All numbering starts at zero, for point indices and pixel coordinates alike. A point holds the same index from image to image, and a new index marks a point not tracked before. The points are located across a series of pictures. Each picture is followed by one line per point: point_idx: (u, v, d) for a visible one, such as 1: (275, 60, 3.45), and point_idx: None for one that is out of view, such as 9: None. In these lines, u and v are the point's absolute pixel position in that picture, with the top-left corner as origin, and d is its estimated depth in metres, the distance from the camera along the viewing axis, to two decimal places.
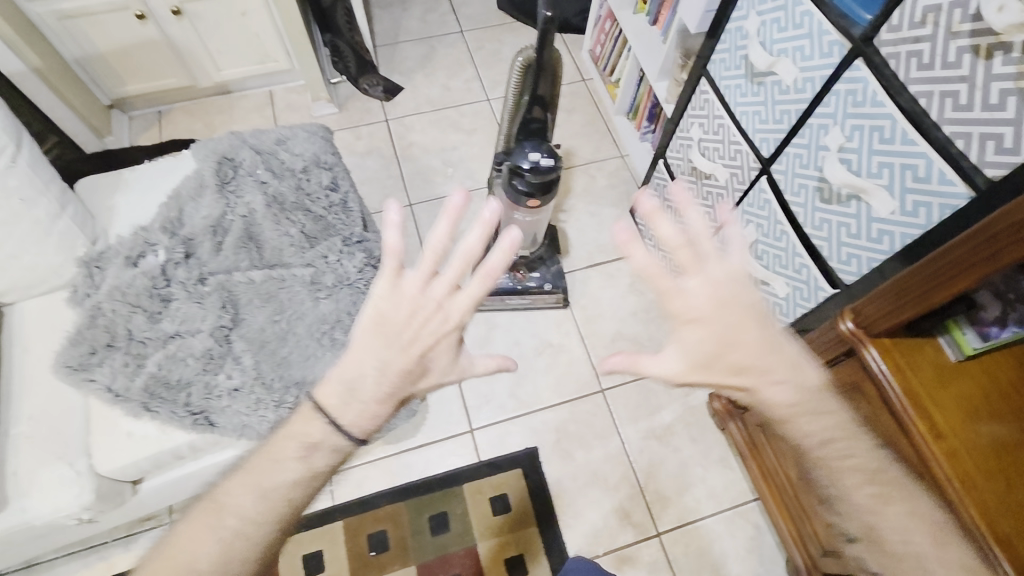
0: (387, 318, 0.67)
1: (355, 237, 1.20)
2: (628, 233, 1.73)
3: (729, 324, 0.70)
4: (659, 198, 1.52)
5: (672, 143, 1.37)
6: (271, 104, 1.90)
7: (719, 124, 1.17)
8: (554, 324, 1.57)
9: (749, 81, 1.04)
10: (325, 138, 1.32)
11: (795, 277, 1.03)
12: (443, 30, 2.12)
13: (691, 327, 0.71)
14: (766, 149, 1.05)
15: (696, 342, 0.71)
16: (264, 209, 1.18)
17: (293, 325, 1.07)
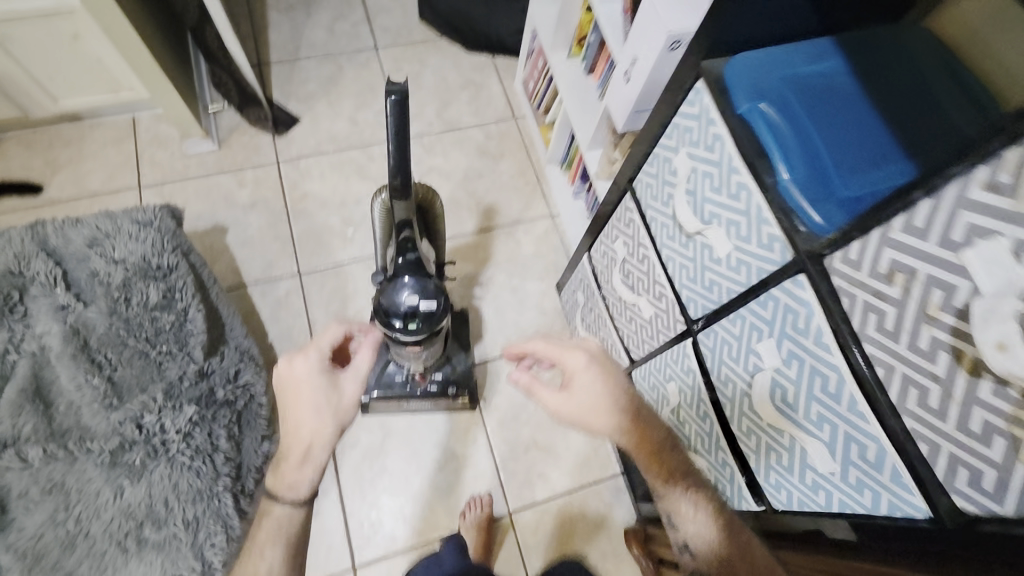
0: (285, 408, 0.82)
1: (189, 378, 0.96)
2: (552, 317, 1.51)
3: (608, 370, 0.81)
4: (580, 294, 1.32)
5: (595, 246, 1.16)
6: (131, 136, 1.55)
7: (643, 254, 0.97)
8: (461, 431, 1.37)
9: (677, 230, 0.85)
10: (160, 229, 1.03)
11: (718, 469, 0.88)
12: (356, 44, 1.77)
13: (582, 381, 0.80)
14: (694, 310, 0.86)
15: (585, 393, 0.79)
16: (60, 346, 0.92)
17: (87, 522, 0.85)
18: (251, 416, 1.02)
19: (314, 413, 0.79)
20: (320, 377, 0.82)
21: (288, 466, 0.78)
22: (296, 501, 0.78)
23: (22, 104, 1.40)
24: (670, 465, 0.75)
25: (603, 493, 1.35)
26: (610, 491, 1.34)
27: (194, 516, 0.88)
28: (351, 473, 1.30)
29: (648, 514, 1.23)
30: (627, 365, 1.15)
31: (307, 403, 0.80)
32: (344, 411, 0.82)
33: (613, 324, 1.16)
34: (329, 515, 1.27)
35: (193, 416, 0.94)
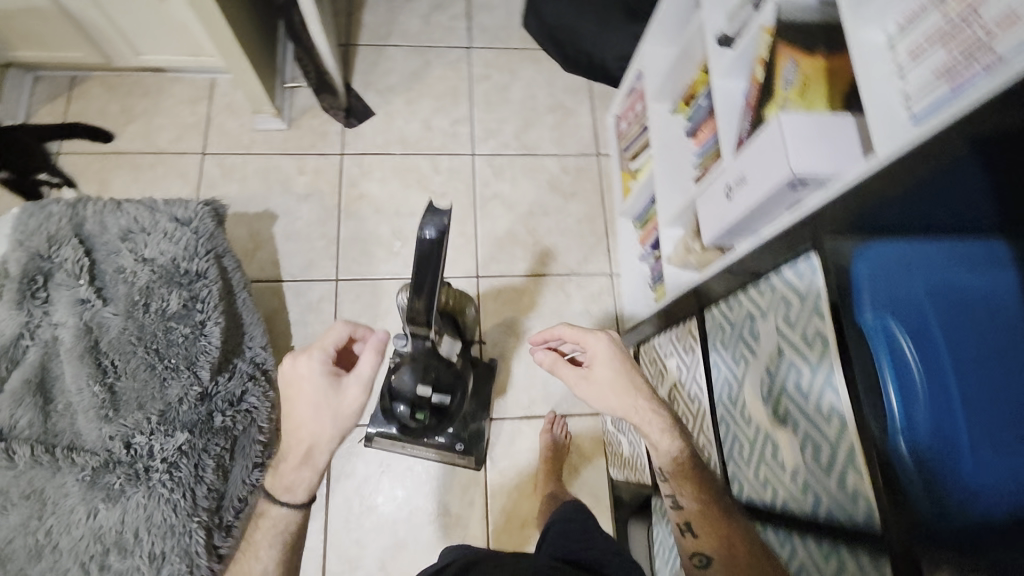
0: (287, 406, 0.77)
1: (187, 400, 0.93)
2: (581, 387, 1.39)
3: (624, 361, 0.89)
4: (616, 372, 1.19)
5: (654, 344, 1.06)
6: (206, 99, 1.52)
7: (694, 394, 0.85)
8: (460, 486, 1.29)
9: (739, 402, 0.73)
10: (198, 231, 1.00)
11: None
12: (449, 40, 1.65)
13: (597, 362, 0.89)
14: (739, 491, 0.75)
15: (602, 377, 0.88)
16: (70, 342, 0.90)
17: (56, 533, 0.83)
18: (244, 446, 0.98)
19: (315, 413, 0.74)
20: (322, 377, 0.75)
21: (288, 465, 0.76)
22: (294, 502, 0.78)
23: (104, 49, 1.38)
24: (666, 441, 0.80)
25: None
26: None
27: (161, 550, 0.86)
28: (337, 505, 1.26)
29: None
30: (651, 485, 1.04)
31: (307, 405, 0.74)
32: (346, 417, 0.75)
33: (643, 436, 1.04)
34: (309, 539, 1.23)
35: (182, 444, 0.91)
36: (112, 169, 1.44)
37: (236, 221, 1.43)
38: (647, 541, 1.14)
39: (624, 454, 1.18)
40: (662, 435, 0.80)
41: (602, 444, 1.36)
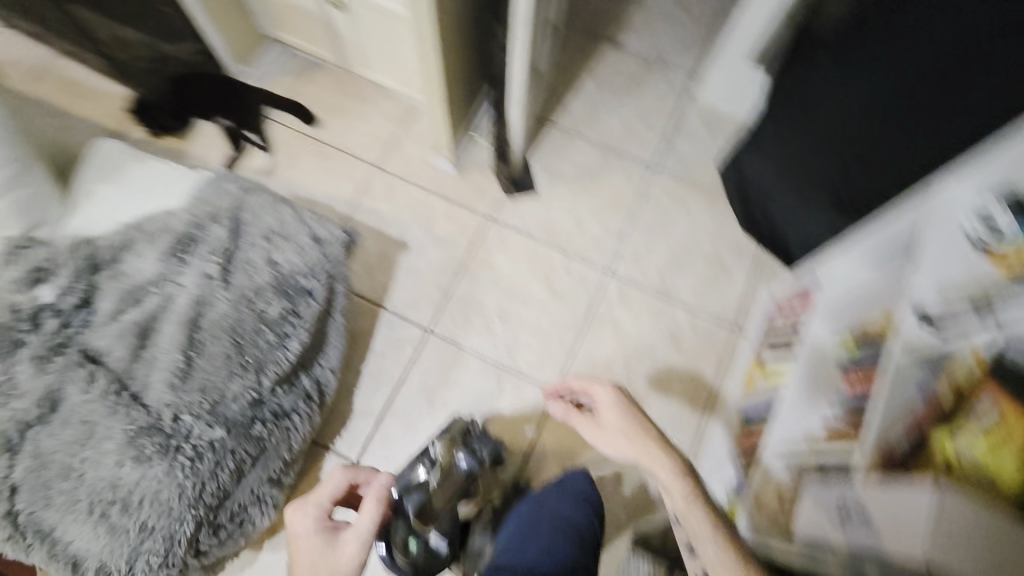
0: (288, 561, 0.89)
1: (241, 402, 0.98)
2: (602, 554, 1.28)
3: (634, 411, 1.00)
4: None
5: None
6: (403, 120, 1.63)
7: None
8: None
9: None
10: (326, 257, 1.09)
11: None
12: (639, 152, 1.62)
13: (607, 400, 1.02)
14: None
15: (609, 417, 1.01)
16: (182, 306, 0.99)
17: (87, 465, 0.90)
18: (266, 459, 1.04)
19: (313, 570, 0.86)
20: (320, 533, 0.90)
21: None
22: None
23: (344, 53, 1.54)
24: (674, 474, 0.90)
25: None
26: None
27: (155, 524, 0.91)
28: None
29: None
30: None
31: (305, 563, 0.87)
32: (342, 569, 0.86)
33: None
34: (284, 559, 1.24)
35: (217, 440, 0.95)
36: (304, 150, 1.61)
37: (374, 237, 1.52)
38: None
39: None
40: (676, 483, 0.89)
41: None
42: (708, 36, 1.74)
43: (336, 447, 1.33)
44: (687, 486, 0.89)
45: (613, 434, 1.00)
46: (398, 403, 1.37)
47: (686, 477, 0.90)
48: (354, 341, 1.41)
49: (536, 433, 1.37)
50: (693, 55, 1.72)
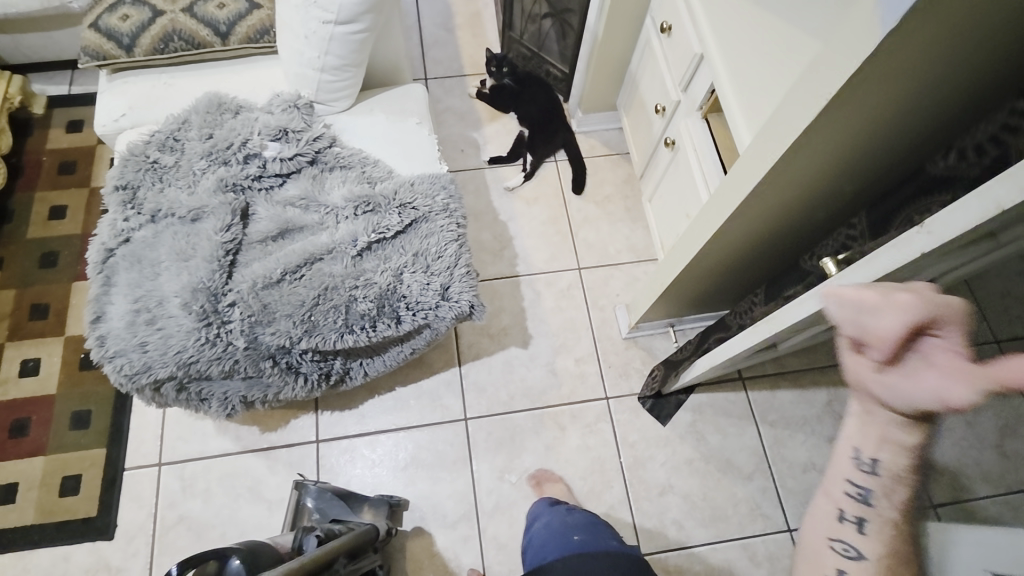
0: None
1: (274, 339, 1.03)
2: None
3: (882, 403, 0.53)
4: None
5: None
6: (637, 260, 1.57)
7: None
8: None
9: None
10: (435, 307, 1.09)
11: None
12: (787, 499, 1.35)
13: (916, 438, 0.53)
14: None
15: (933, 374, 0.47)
16: (321, 241, 1.07)
17: (167, 273, 1.03)
18: (257, 383, 1.10)
19: None
20: None
21: None
22: None
23: (646, 174, 1.49)
24: (902, 508, 0.58)
25: None
26: None
27: (153, 351, 1.00)
28: (243, 465, 1.31)
29: None
30: None
31: None
32: None
33: None
34: (212, 441, 1.32)
35: (236, 343, 1.02)
36: (549, 204, 1.63)
37: (517, 314, 1.50)
38: None
39: None
40: (894, 483, 0.56)
41: None
42: (980, 489, 1.36)
43: (320, 416, 1.36)
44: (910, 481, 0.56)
45: (907, 405, 0.50)
46: (387, 440, 1.36)
47: (904, 527, 0.59)
48: (417, 366, 1.43)
49: None
50: (941, 485, 1.36)
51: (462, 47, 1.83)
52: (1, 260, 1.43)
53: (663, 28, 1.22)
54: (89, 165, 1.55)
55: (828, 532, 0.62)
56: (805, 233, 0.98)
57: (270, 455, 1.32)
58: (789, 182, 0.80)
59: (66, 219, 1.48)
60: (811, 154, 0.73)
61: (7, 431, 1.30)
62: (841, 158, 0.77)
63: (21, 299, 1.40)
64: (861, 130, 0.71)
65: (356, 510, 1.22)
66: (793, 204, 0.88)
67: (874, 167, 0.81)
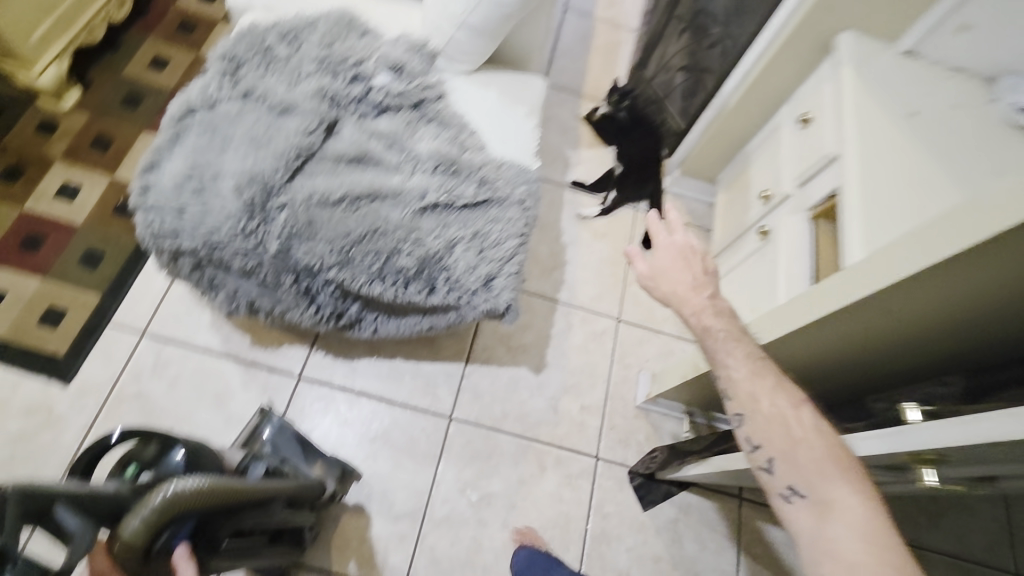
0: None
1: (305, 257, 0.99)
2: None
3: (690, 260, 0.88)
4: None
5: None
6: (680, 334, 1.49)
7: None
8: None
9: None
10: (473, 293, 1.03)
11: None
12: None
13: (713, 344, 0.80)
14: None
15: (664, 249, 0.89)
16: (390, 184, 1.03)
17: (233, 151, 1.01)
18: (269, 293, 1.06)
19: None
20: None
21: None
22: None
23: (726, 256, 1.42)
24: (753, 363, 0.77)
25: None
26: None
27: (187, 220, 0.97)
28: (218, 369, 1.26)
29: None
30: None
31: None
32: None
33: None
34: (200, 333, 1.28)
35: (268, 245, 0.98)
36: (614, 246, 1.57)
37: (540, 338, 1.43)
38: None
39: None
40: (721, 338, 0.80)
41: None
42: None
43: (312, 354, 1.31)
44: (727, 321, 0.81)
45: (659, 277, 0.88)
46: (365, 405, 1.29)
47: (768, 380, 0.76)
48: (425, 346, 1.36)
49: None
50: None
51: (590, 68, 1.82)
52: (89, 86, 1.44)
53: (802, 119, 1.18)
54: (207, 34, 1.56)
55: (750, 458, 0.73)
56: (880, 376, 0.89)
57: (249, 371, 1.27)
58: (867, 321, 0.75)
59: (164, 72, 1.49)
60: (931, 290, 0.66)
61: (19, 241, 1.28)
62: (960, 309, 0.69)
63: (90, 127, 1.40)
64: (1002, 282, 0.63)
65: (308, 462, 1.12)
66: (882, 340, 0.80)
67: (990, 332, 0.73)
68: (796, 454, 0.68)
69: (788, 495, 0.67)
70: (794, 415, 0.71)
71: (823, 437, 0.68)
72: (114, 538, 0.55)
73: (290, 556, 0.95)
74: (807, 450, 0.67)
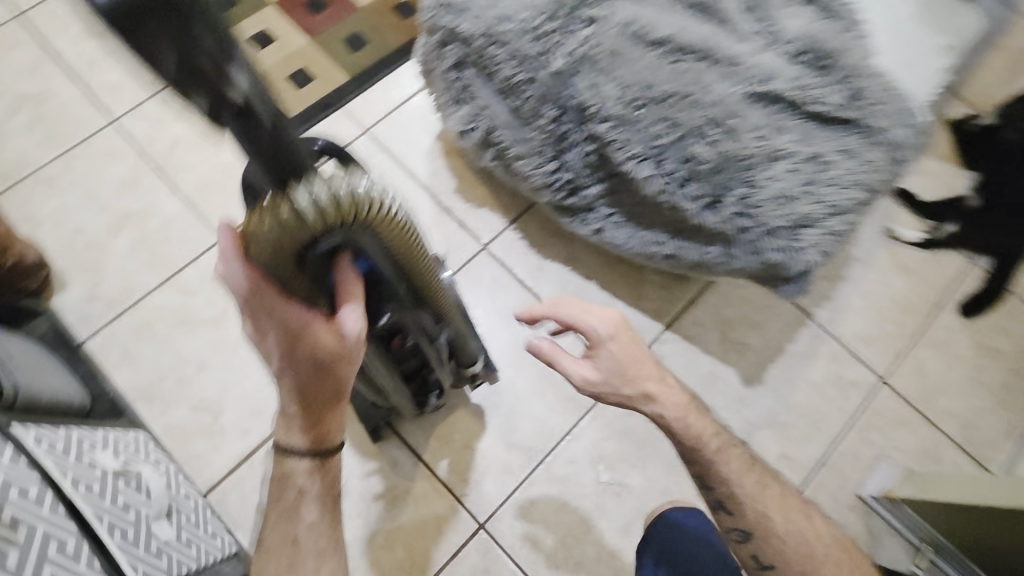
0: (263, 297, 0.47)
1: (585, 93, 0.76)
2: (247, 503, 0.97)
3: (649, 366, 0.70)
4: (211, 536, 0.85)
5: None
6: (954, 440, 1.06)
7: None
8: None
9: None
10: (768, 231, 0.73)
11: None
12: None
13: (722, 481, 0.71)
14: None
15: (615, 341, 0.70)
16: (730, 47, 0.75)
17: None
18: (515, 129, 0.86)
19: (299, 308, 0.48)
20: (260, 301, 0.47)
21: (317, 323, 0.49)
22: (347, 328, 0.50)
23: None
24: (742, 467, 0.72)
25: (131, 308, 1.06)
26: (124, 312, 1.06)
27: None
28: (415, 198, 1.13)
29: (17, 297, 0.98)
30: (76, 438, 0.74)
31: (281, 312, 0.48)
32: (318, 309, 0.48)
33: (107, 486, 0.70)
34: (416, 154, 1.15)
35: (553, 62, 0.78)
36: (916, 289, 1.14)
37: (766, 349, 1.10)
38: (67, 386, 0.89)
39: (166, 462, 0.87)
40: (727, 448, 0.72)
41: (193, 463, 0.99)
42: None
43: (509, 230, 1.12)
44: (693, 410, 0.71)
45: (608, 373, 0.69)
46: None
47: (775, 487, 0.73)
48: (629, 286, 1.11)
49: (439, 476, 1.00)
50: None
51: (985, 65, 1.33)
52: None
53: None
54: None
55: (732, 546, 0.72)
56: None
57: (442, 214, 1.12)
58: None
59: None
60: None
61: None
62: None
63: None
64: None
65: None
66: None
67: None
68: (815, 570, 0.69)
69: (760, 566, 0.71)
70: (811, 528, 0.71)
71: (840, 554, 0.70)
72: (273, 209, 0.41)
73: (406, 403, 0.78)
74: (830, 568, 0.69)
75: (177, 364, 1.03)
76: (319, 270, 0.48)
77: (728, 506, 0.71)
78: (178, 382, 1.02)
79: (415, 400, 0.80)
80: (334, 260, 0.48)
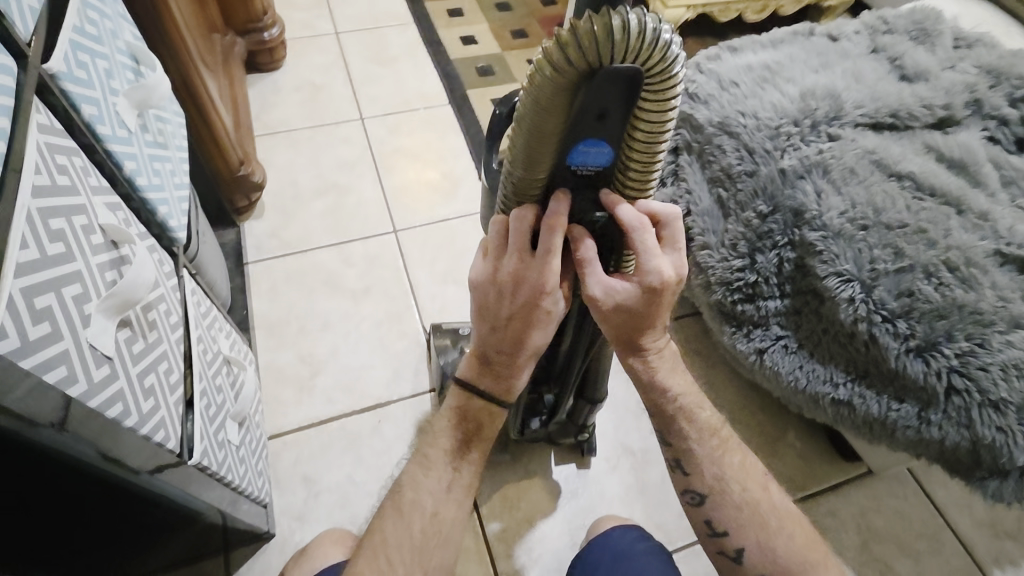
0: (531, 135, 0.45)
1: (810, 200, 0.74)
2: (296, 469, 0.92)
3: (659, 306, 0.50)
4: (257, 472, 0.80)
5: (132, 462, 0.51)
6: None
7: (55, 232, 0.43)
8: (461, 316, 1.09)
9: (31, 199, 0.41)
10: (987, 404, 0.65)
11: (128, 31, 0.65)
12: None
13: (684, 441, 0.59)
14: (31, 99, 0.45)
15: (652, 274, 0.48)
16: (983, 207, 0.72)
17: (830, 74, 0.85)
18: (713, 219, 0.84)
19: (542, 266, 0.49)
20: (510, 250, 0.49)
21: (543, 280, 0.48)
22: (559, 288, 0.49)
23: None
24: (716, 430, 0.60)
25: (298, 254, 1.15)
26: (290, 254, 1.15)
27: (729, 96, 0.84)
28: None
29: (223, 202, 1.12)
30: (210, 318, 0.76)
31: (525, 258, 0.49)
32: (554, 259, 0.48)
33: (212, 367, 0.70)
34: None
35: (783, 162, 0.78)
36: None
37: None
38: (221, 287, 0.96)
39: (258, 394, 0.87)
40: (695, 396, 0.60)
41: (273, 406, 0.98)
42: None
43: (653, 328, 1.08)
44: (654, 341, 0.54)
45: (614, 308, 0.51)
46: (652, 418, 0.99)
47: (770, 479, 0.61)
48: (766, 439, 0.98)
49: (488, 539, 0.87)
50: None
51: None
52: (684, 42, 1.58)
53: None
54: None
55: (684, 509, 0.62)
56: None
57: None
58: None
59: None
60: None
61: None
62: None
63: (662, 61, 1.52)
64: None
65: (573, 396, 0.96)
66: None
67: None
68: (773, 544, 0.58)
69: (712, 534, 0.60)
70: (767, 498, 0.60)
71: (794, 526, 0.59)
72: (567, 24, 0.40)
73: (519, 411, 0.75)
74: (788, 540, 0.58)
75: (307, 315, 1.08)
76: (569, 126, 0.44)
77: (685, 466, 0.60)
78: (299, 331, 1.06)
79: (521, 418, 0.78)
80: (584, 128, 0.45)
